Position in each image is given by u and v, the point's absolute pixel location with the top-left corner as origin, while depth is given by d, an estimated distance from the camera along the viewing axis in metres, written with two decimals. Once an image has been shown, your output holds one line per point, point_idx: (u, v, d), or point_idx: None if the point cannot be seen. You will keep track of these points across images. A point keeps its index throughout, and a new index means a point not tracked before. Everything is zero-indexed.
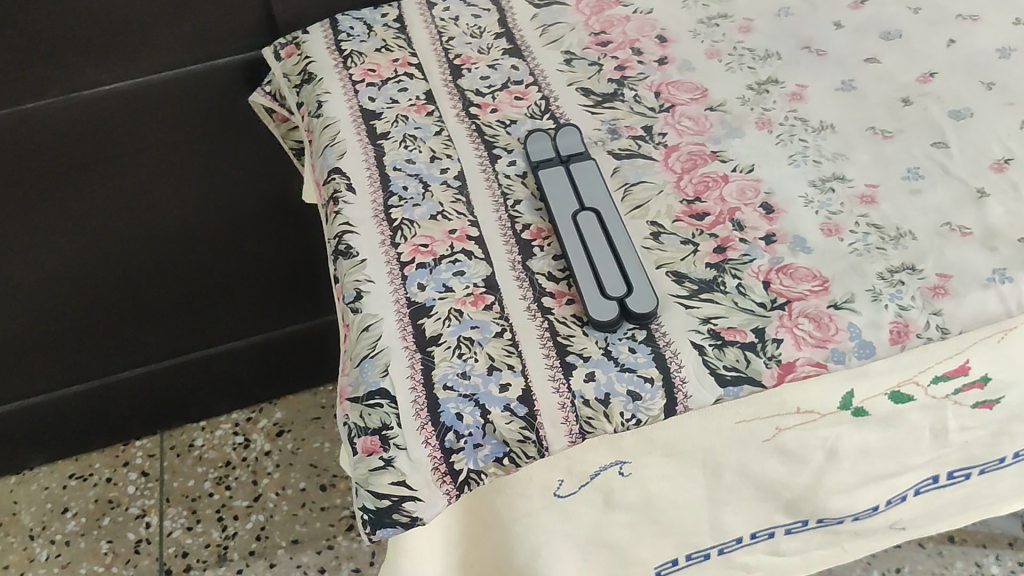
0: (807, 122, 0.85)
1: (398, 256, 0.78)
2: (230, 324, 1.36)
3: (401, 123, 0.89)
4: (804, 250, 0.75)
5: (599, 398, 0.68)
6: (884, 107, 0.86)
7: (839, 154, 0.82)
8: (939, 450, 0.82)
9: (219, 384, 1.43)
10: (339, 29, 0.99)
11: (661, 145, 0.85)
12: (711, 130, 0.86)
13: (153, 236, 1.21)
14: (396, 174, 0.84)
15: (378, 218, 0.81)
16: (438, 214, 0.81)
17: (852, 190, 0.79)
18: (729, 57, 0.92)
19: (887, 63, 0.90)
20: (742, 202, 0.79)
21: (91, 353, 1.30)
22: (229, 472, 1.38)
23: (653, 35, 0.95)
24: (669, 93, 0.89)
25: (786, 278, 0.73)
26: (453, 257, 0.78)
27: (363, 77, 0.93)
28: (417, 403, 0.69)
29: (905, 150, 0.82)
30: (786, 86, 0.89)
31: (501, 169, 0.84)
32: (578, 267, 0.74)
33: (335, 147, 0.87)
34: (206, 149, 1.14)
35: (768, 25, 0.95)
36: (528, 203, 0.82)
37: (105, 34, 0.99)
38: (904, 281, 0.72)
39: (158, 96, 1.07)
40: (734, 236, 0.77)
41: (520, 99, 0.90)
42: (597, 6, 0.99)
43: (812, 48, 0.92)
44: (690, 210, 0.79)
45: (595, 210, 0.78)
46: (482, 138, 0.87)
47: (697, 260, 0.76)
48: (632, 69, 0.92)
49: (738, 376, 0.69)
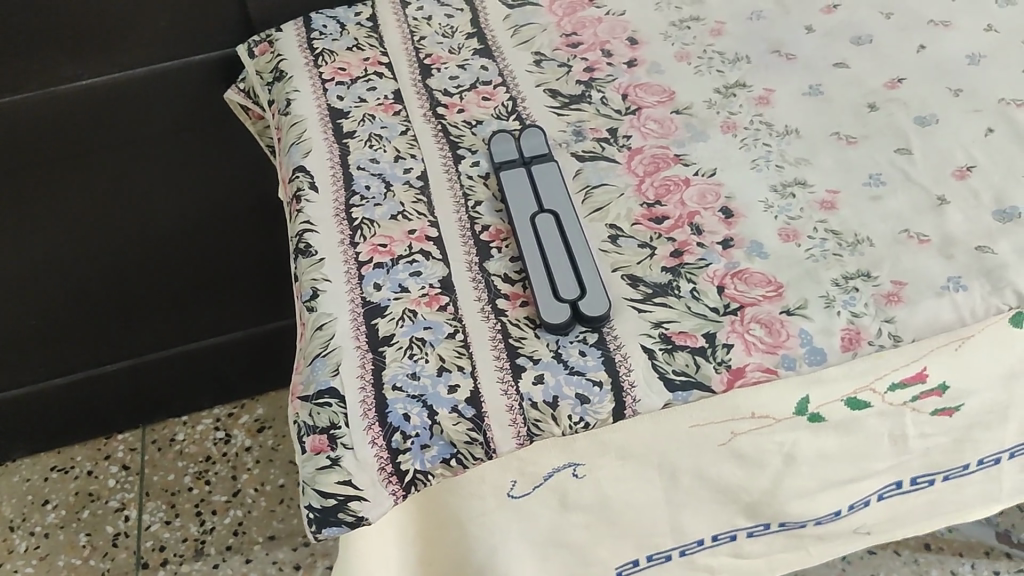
0: (772, 126, 0.85)
1: (357, 256, 0.78)
2: (214, 321, 1.36)
3: (368, 122, 0.89)
4: (760, 255, 0.75)
5: (547, 401, 0.68)
6: (851, 112, 0.85)
7: (802, 159, 0.82)
8: (900, 456, 0.81)
9: (202, 379, 1.42)
10: (312, 27, 0.99)
11: (625, 148, 0.85)
12: (676, 134, 0.85)
13: (133, 231, 1.21)
14: (359, 174, 0.84)
15: (339, 217, 0.81)
16: (399, 214, 0.81)
17: (812, 196, 0.79)
18: (698, 60, 0.92)
19: (856, 68, 0.89)
20: (701, 206, 0.79)
21: (72, 347, 1.30)
22: (208, 467, 1.38)
23: (624, 37, 0.95)
24: (636, 95, 0.89)
25: (741, 283, 0.73)
26: (410, 258, 0.78)
27: (333, 75, 0.93)
28: (366, 403, 0.69)
29: (869, 156, 0.81)
30: (754, 90, 0.88)
31: (464, 169, 0.85)
32: (533, 270, 0.74)
33: (301, 145, 0.88)
34: (184, 145, 1.14)
35: (740, 28, 0.95)
36: (489, 204, 0.82)
37: (81, 29, 0.99)
38: (858, 288, 0.72)
39: (136, 93, 1.07)
40: (692, 240, 0.77)
41: (488, 99, 0.90)
42: (570, 7, 0.99)
43: (782, 53, 0.92)
44: (650, 213, 0.79)
45: (554, 212, 0.78)
46: (447, 138, 0.87)
47: (653, 264, 0.76)
48: (601, 71, 0.92)
49: (688, 381, 0.69)
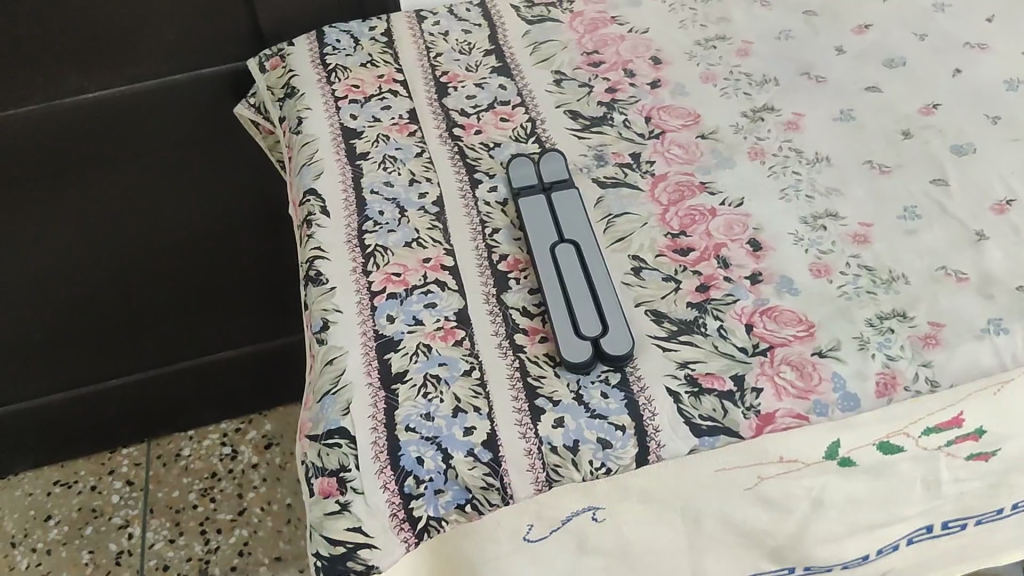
0: (802, 153, 0.82)
1: (369, 285, 0.75)
2: (220, 335, 1.33)
3: (382, 143, 0.86)
4: (790, 292, 0.72)
5: (568, 445, 0.65)
6: (884, 139, 0.82)
7: (833, 189, 0.79)
8: (930, 502, 0.79)
9: (208, 394, 1.39)
10: (324, 42, 0.96)
11: (648, 174, 0.81)
12: (701, 160, 0.82)
13: (140, 243, 1.18)
14: (373, 198, 0.81)
15: (351, 243, 0.78)
16: (413, 241, 0.78)
17: (844, 228, 0.76)
18: (724, 81, 0.89)
19: (889, 92, 0.86)
20: (728, 238, 0.76)
21: (76, 359, 1.27)
22: (214, 484, 1.35)
23: (647, 56, 0.92)
24: (660, 118, 0.86)
25: (770, 322, 0.70)
26: (425, 288, 0.75)
27: (347, 93, 0.91)
28: (377, 445, 0.66)
29: (902, 187, 0.78)
30: (783, 114, 0.85)
31: (481, 194, 0.81)
32: (553, 305, 0.71)
33: (312, 166, 0.84)
34: (193, 157, 1.11)
35: (767, 48, 0.91)
36: (507, 232, 0.79)
37: (87, 40, 0.96)
38: (893, 329, 0.69)
39: (145, 106, 1.04)
40: (719, 274, 0.74)
41: (506, 120, 0.87)
42: (591, 24, 0.96)
43: (812, 75, 0.88)
44: (675, 245, 0.76)
45: (575, 242, 0.75)
46: (464, 161, 0.84)
47: (678, 299, 0.73)
48: (623, 92, 0.89)
49: (715, 427, 0.65)
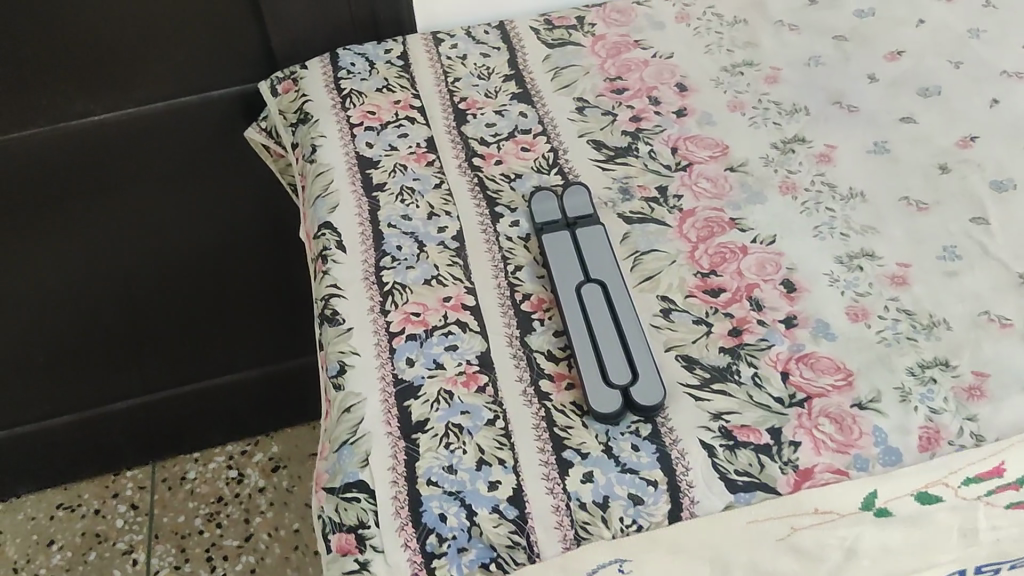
0: (835, 188, 0.79)
1: (387, 326, 0.72)
2: (227, 357, 1.30)
3: (400, 173, 0.83)
4: (827, 337, 0.69)
5: (597, 502, 0.62)
6: (921, 174, 0.79)
7: (869, 227, 0.76)
8: (967, 549, 0.76)
9: (215, 416, 1.36)
10: (339, 65, 0.93)
11: (676, 209, 0.79)
12: (730, 194, 0.79)
13: (146, 265, 1.15)
14: (390, 232, 0.78)
15: (368, 280, 0.75)
16: (433, 278, 0.75)
17: (882, 269, 0.73)
18: (753, 110, 0.86)
19: (925, 123, 0.83)
20: (760, 278, 0.73)
21: (80, 382, 1.25)
22: (220, 508, 1.32)
23: (672, 83, 0.89)
24: (687, 148, 0.83)
25: (807, 369, 0.67)
26: (446, 329, 0.72)
27: (362, 120, 0.88)
28: (398, 500, 0.63)
29: (941, 226, 0.75)
30: (814, 146, 0.82)
31: (502, 229, 0.79)
32: (580, 352, 0.68)
33: (327, 198, 0.82)
34: (202, 179, 1.08)
35: (797, 75, 0.89)
36: (530, 269, 0.76)
37: (94, 62, 0.93)
38: (935, 379, 0.66)
39: (153, 128, 1.01)
40: (751, 317, 0.71)
41: (527, 150, 0.84)
42: (613, 48, 0.93)
43: (843, 104, 0.85)
44: (705, 285, 0.73)
45: (601, 281, 0.72)
46: (484, 193, 0.81)
47: (710, 344, 0.70)
48: (649, 120, 0.86)
49: (751, 483, 0.62)
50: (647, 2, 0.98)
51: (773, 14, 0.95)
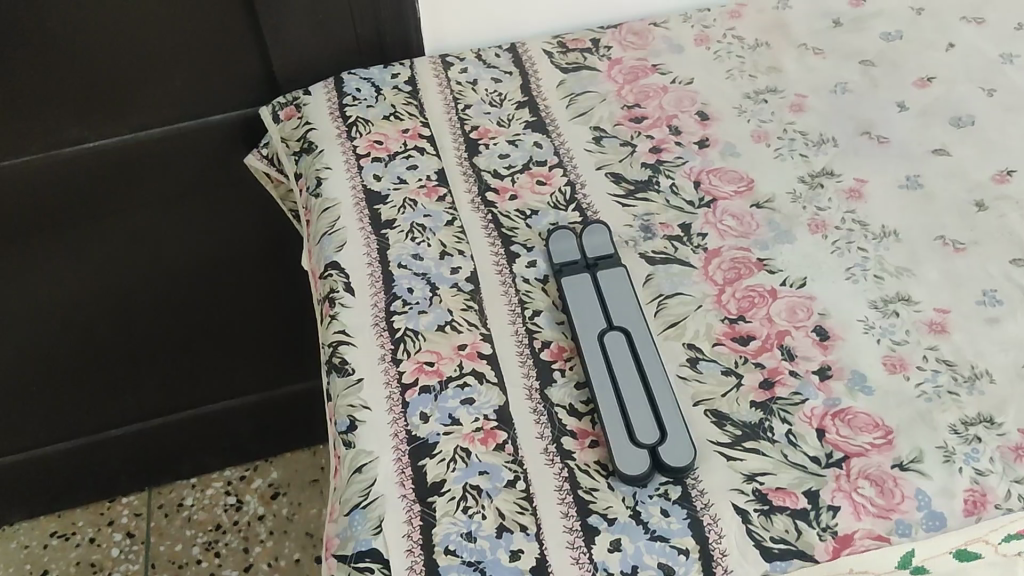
0: (867, 227, 0.75)
1: (400, 377, 0.68)
2: (225, 384, 1.26)
3: (409, 210, 0.79)
4: (863, 390, 0.66)
5: (626, 572, 0.58)
6: (956, 211, 0.76)
7: (903, 269, 0.72)
8: None
9: (213, 442, 1.32)
10: (343, 90, 0.89)
11: (701, 249, 0.75)
12: (757, 232, 0.76)
13: (142, 292, 1.11)
14: (401, 273, 0.75)
15: (378, 326, 0.72)
16: (447, 324, 0.71)
17: (919, 315, 0.70)
18: (778, 141, 0.82)
19: (959, 156, 0.80)
20: (792, 324, 0.70)
21: (74, 412, 1.21)
22: (218, 537, 1.28)
23: (693, 111, 0.85)
24: (710, 183, 0.80)
25: (843, 426, 0.64)
26: (461, 380, 0.68)
27: (369, 150, 0.84)
28: (414, 570, 0.59)
29: (979, 268, 0.72)
30: (843, 180, 0.79)
31: (518, 270, 0.75)
32: (604, 408, 0.64)
33: (334, 236, 0.78)
34: (199, 205, 1.04)
35: (823, 103, 0.85)
36: (549, 314, 0.72)
37: (90, 88, 0.89)
38: (980, 437, 0.63)
39: (149, 155, 0.97)
40: (783, 367, 0.67)
41: (543, 183, 0.81)
42: (631, 73, 0.89)
43: (872, 134, 0.82)
44: (733, 332, 0.70)
45: (625, 329, 0.69)
46: (499, 231, 0.78)
47: (741, 397, 0.66)
48: (669, 151, 0.82)
49: (788, 550, 0.59)
50: (664, 24, 0.94)
51: (796, 37, 0.92)
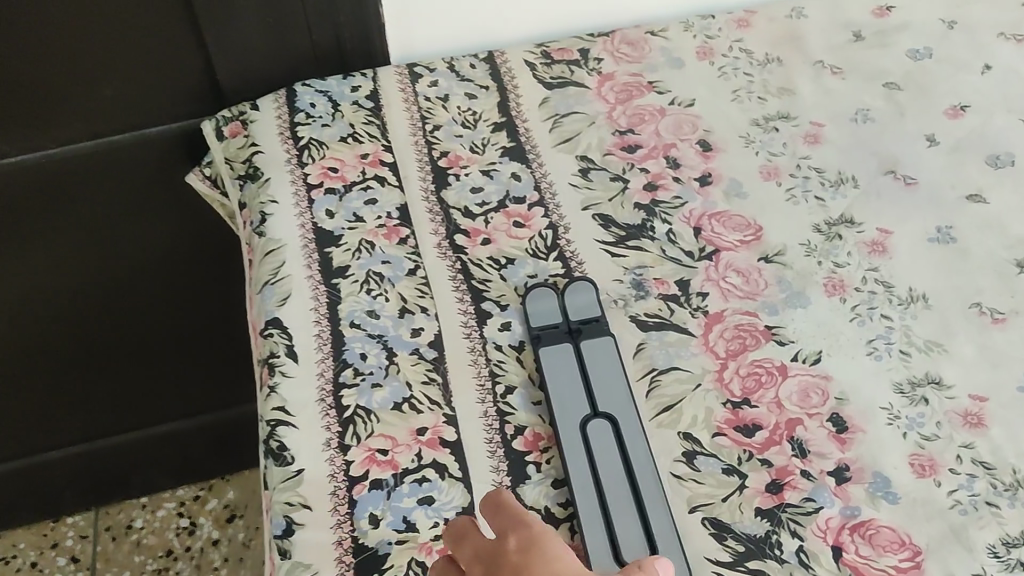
0: (892, 289, 0.65)
1: (347, 469, 0.58)
2: (178, 401, 1.16)
3: (366, 254, 0.69)
4: (887, 497, 0.56)
5: None
6: (994, 272, 0.66)
7: (934, 343, 0.63)
8: None
9: (165, 461, 1.22)
10: (296, 105, 0.78)
11: (700, 312, 0.65)
12: (766, 293, 0.66)
13: (80, 313, 1.00)
14: (353, 334, 0.65)
15: (324, 403, 0.61)
16: (405, 401, 0.61)
17: (951, 403, 0.60)
18: (790, 179, 0.72)
19: (997, 203, 0.70)
20: (804, 411, 0.60)
21: (11, 435, 1.10)
22: (169, 564, 1.19)
23: (694, 140, 0.75)
24: (712, 229, 0.69)
25: (864, 544, 0.55)
26: (419, 474, 0.58)
27: (322, 179, 0.73)
28: None
29: (1021, 345, 0.62)
30: (865, 230, 0.69)
31: (490, 334, 0.65)
32: (587, 523, 0.55)
33: (277, 286, 0.67)
34: (140, 221, 0.93)
35: (842, 134, 0.75)
36: (523, 391, 0.62)
37: (8, 97, 0.78)
38: (1023, 563, 0.53)
39: (81, 171, 0.86)
40: (794, 466, 0.58)
41: (520, 225, 0.71)
42: (624, 91, 0.79)
43: (898, 174, 0.72)
44: (736, 419, 0.60)
45: (611, 418, 0.59)
46: (468, 283, 0.68)
47: (744, 503, 0.57)
48: (666, 189, 0.72)
49: None
50: (663, 32, 0.83)
51: (812, 52, 0.81)
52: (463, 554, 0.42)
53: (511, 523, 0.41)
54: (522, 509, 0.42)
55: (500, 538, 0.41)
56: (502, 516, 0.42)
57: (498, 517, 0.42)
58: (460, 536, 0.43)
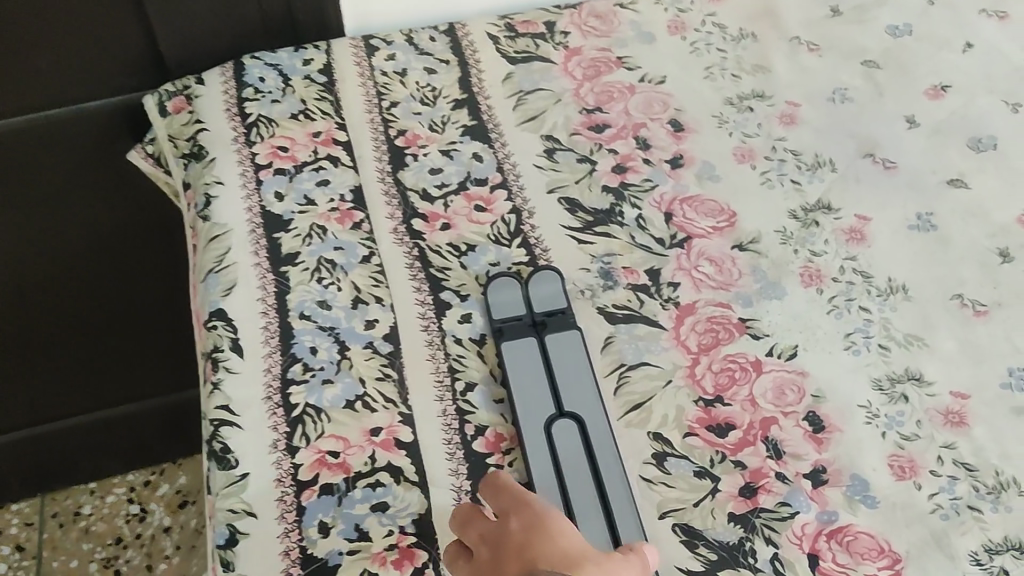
0: (871, 279, 0.63)
1: (295, 473, 0.55)
2: (128, 384, 1.08)
3: (317, 240, 0.65)
4: (865, 501, 0.54)
5: None
6: (976, 262, 0.64)
7: (914, 337, 0.60)
8: None
9: (114, 447, 1.13)
10: (244, 79, 0.73)
11: (671, 304, 0.62)
12: (740, 283, 0.63)
13: (14, 297, 0.91)
14: (303, 327, 0.61)
15: (271, 401, 0.57)
16: (358, 399, 0.58)
17: (932, 400, 0.57)
18: (765, 161, 0.69)
19: (979, 189, 0.67)
20: (779, 409, 0.57)
21: None
22: (119, 552, 1.11)
23: (665, 119, 0.72)
24: (684, 215, 0.66)
25: (842, 552, 0.52)
26: (373, 479, 0.55)
27: (271, 159, 0.69)
28: None
29: (1003, 339, 0.60)
30: (842, 216, 0.66)
31: (449, 327, 0.61)
32: None
33: (221, 274, 0.63)
34: (78, 196, 0.85)
35: (819, 114, 0.72)
36: (484, 388, 0.59)
37: None
38: (1006, 570, 0.51)
39: (10, 144, 0.77)
40: (769, 468, 0.55)
41: (482, 209, 0.67)
42: (591, 67, 0.75)
43: (877, 158, 0.69)
44: (709, 418, 0.57)
45: (577, 418, 0.55)
46: (427, 272, 0.64)
47: (717, 508, 0.53)
48: (636, 171, 0.68)
49: None
50: (633, 5, 0.79)
51: (788, 28, 0.78)
52: (470, 536, 0.47)
53: (512, 503, 0.47)
54: (521, 489, 0.48)
55: (503, 519, 0.46)
56: (504, 500, 0.47)
57: (500, 499, 0.47)
58: (465, 521, 0.48)
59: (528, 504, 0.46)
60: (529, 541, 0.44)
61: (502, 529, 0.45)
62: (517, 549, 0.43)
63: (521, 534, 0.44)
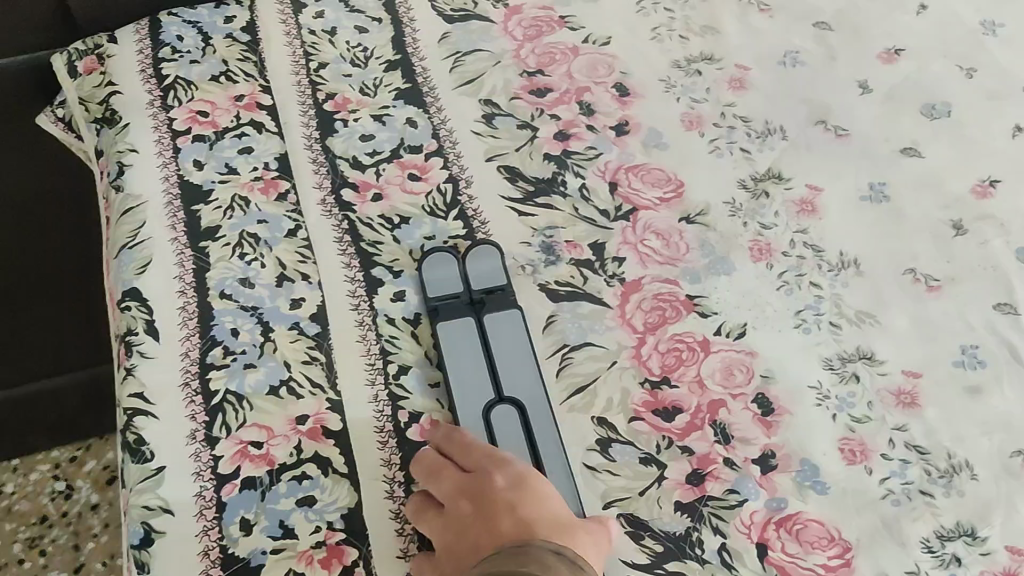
0: (823, 253, 0.60)
1: (215, 467, 0.51)
2: (47, 355, 0.99)
3: (239, 213, 0.60)
4: (816, 488, 0.51)
5: None
6: (929, 234, 0.62)
7: (866, 313, 0.58)
8: None
9: (35, 426, 1.04)
10: (160, 37, 0.68)
11: (616, 280, 0.59)
12: (687, 258, 0.60)
13: None
14: (224, 307, 0.56)
15: (189, 388, 0.54)
16: (282, 385, 0.54)
17: (884, 380, 0.55)
18: (713, 129, 0.66)
19: (932, 158, 0.65)
20: (727, 391, 0.55)
21: None
22: (43, 531, 1.03)
23: (610, 83, 0.68)
24: (630, 185, 0.63)
25: (791, 542, 0.50)
26: (299, 471, 0.51)
27: (190, 125, 0.64)
28: None
29: (955, 315, 0.58)
30: (793, 187, 0.63)
31: (382, 306, 0.58)
32: None
33: (136, 250, 0.59)
34: None
35: (769, 79, 0.69)
36: (419, 371, 0.55)
37: None
38: (959, 558, 0.49)
39: None
40: (716, 454, 0.53)
41: (416, 178, 0.63)
42: (533, 27, 0.71)
43: (830, 125, 0.66)
44: (655, 402, 0.54)
45: (517, 403, 0.52)
46: (357, 246, 0.60)
47: (663, 497, 0.51)
48: (579, 139, 0.65)
49: None
50: None
51: None
52: (442, 488, 0.48)
53: (487, 459, 0.49)
54: (485, 446, 0.50)
55: (481, 475, 0.48)
56: (473, 456, 0.49)
57: (469, 455, 0.49)
58: (433, 472, 0.49)
59: (505, 461, 0.49)
60: (522, 500, 0.46)
61: (485, 483, 0.48)
62: (511, 505, 0.46)
63: (509, 490, 0.47)
